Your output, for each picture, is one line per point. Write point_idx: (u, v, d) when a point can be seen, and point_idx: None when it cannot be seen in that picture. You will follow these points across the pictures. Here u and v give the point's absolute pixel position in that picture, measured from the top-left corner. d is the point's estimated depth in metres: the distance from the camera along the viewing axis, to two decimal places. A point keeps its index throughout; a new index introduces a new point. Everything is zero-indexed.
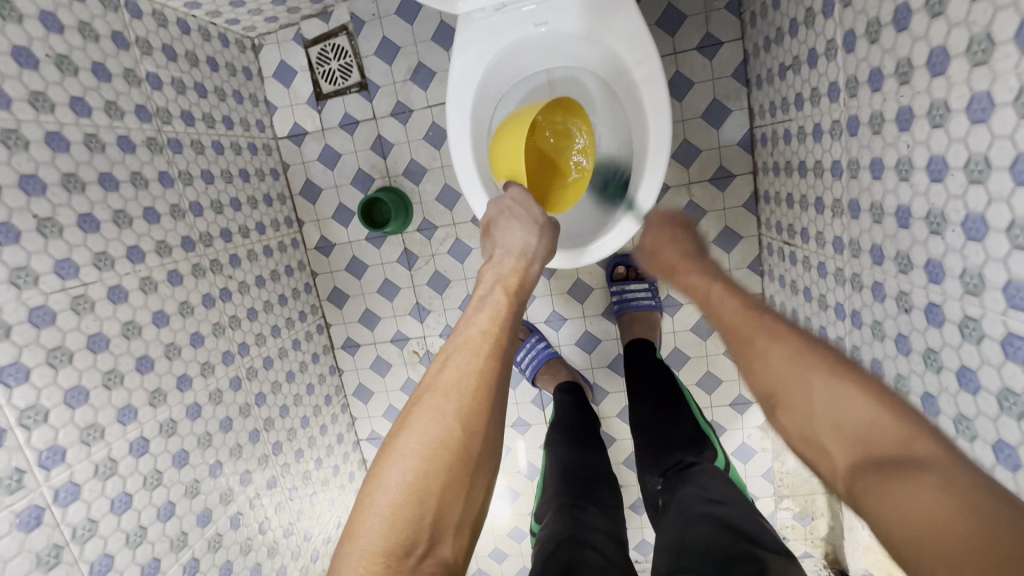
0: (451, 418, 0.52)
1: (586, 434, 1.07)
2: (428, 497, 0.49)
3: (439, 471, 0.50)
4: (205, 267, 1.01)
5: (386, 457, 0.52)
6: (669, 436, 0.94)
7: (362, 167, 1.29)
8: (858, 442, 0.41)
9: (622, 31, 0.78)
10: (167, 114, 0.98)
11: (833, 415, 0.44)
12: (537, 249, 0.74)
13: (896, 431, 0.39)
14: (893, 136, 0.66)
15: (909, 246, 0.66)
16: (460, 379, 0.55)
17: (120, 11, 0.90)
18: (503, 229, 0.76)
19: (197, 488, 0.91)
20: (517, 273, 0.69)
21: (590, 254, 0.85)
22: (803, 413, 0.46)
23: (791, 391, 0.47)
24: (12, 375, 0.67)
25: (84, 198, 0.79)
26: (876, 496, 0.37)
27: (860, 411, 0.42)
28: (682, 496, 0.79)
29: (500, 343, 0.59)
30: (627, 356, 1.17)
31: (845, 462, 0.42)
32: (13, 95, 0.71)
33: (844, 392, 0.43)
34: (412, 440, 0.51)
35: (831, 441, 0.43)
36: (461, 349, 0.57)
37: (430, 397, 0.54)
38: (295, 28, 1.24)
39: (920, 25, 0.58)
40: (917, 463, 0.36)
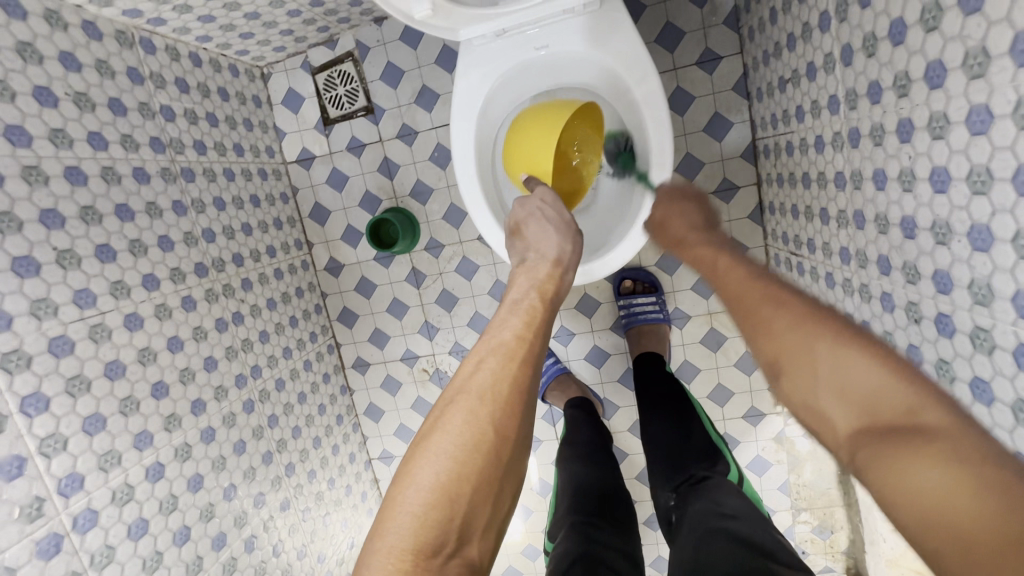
0: (485, 419, 0.53)
1: (596, 450, 1.06)
2: (459, 499, 0.49)
3: (473, 474, 0.50)
4: (218, 292, 1.03)
5: (418, 456, 0.52)
6: (679, 451, 0.94)
7: (370, 189, 1.31)
8: (860, 414, 0.40)
9: (624, 54, 0.79)
10: (180, 144, 1.01)
11: (833, 383, 0.42)
12: (573, 258, 0.74)
13: (903, 399, 0.38)
14: (894, 148, 0.66)
15: (916, 257, 0.66)
16: (495, 384, 0.55)
17: (134, 47, 0.94)
18: (534, 235, 0.77)
19: (212, 512, 0.92)
20: (553, 281, 0.69)
21: (599, 270, 0.86)
22: (804, 381, 0.44)
23: (791, 362, 0.45)
24: (32, 406, 0.69)
25: (101, 229, 0.82)
26: (884, 467, 0.36)
27: (866, 373, 0.41)
28: (695, 512, 0.78)
29: (533, 349, 0.59)
30: (636, 370, 1.17)
31: (849, 430, 0.41)
32: (34, 133, 0.74)
33: (847, 358, 0.42)
34: (446, 441, 0.52)
35: (831, 407, 0.42)
36: (495, 354, 0.57)
37: (464, 397, 0.54)
38: (302, 56, 1.28)
39: (915, 39, 0.58)
40: (925, 434, 0.35)
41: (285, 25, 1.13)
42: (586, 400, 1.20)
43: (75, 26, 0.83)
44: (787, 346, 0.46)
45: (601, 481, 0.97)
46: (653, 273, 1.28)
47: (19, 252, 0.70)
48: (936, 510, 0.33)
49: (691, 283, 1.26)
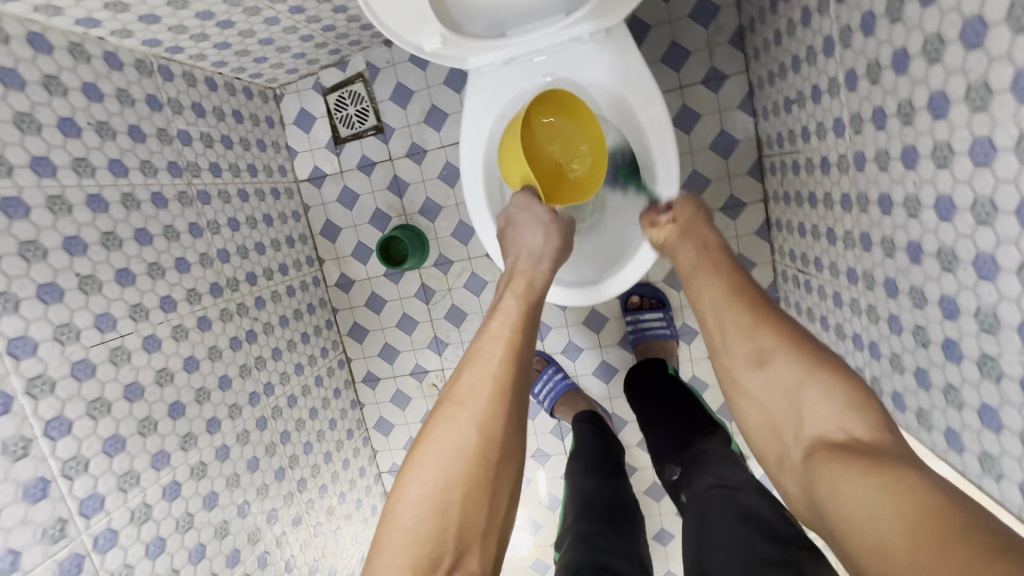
0: (467, 428, 0.58)
1: (597, 460, 1.07)
2: (450, 505, 0.55)
3: (461, 479, 0.56)
4: (232, 311, 1.05)
5: (408, 472, 0.57)
6: (684, 432, 0.96)
7: (380, 206, 1.33)
8: (829, 428, 0.54)
9: (636, 85, 0.81)
10: (196, 167, 1.03)
11: (812, 404, 0.56)
12: (546, 249, 0.79)
13: (872, 427, 0.52)
14: (899, 174, 0.67)
15: (923, 281, 0.66)
16: (473, 389, 0.61)
17: (153, 75, 0.97)
18: (512, 242, 0.80)
19: (226, 529, 0.94)
20: (525, 277, 0.75)
21: (608, 289, 0.87)
22: (790, 399, 0.58)
23: (783, 379, 0.59)
24: (56, 429, 0.71)
25: (121, 253, 0.84)
26: (836, 471, 0.49)
27: (850, 405, 0.54)
28: (699, 487, 0.80)
29: (512, 349, 0.65)
30: (631, 379, 1.18)
31: (817, 436, 0.55)
32: (58, 163, 0.77)
33: (830, 386, 0.55)
34: (432, 453, 0.57)
35: (812, 419, 0.56)
36: (474, 360, 0.64)
37: (447, 408, 0.60)
38: (314, 77, 1.30)
39: (918, 70, 0.59)
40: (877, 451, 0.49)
41: (298, 49, 1.16)
42: (593, 413, 1.21)
43: (97, 57, 0.86)
44: (783, 369, 0.59)
45: (600, 485, 0.99)
46: (660, 289, 1.29)
47: (44, 280, 0.72)
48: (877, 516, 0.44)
49: None
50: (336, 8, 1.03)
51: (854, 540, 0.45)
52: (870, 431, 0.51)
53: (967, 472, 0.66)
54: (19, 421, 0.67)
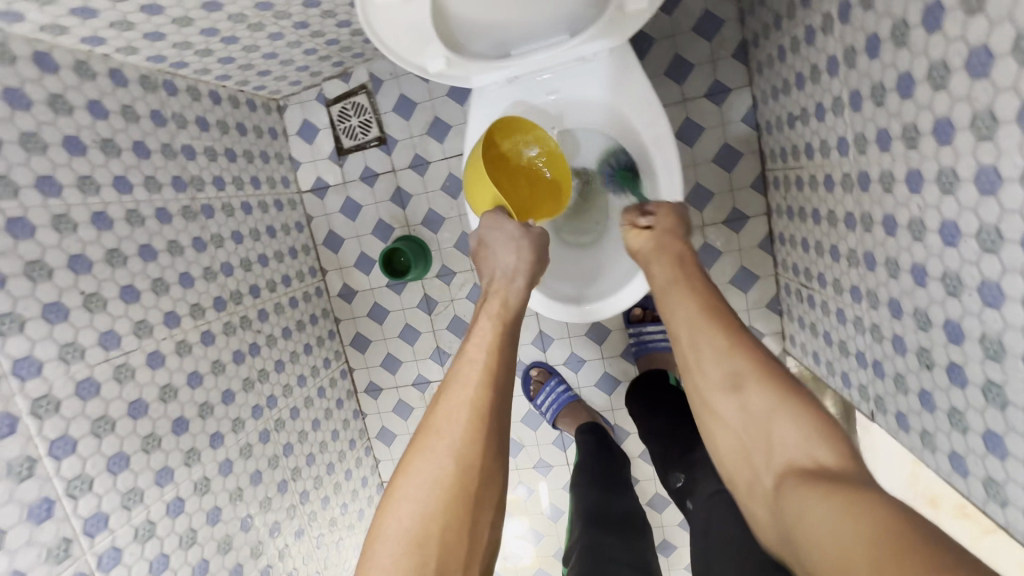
0: (445, 461, 0.60)
1: (597, 467, 1.08)
2: (430, 537, 0.56)
3: (439, 511, 0.57)
4: (236, 324, 1.05)
5: (388, 506, 0.59)
6: (685, 435, 0.98)
7: (383, 217, 1.33)
8: (798, 456, 0.53)
9: (639, 105, 0.81)
10: (200, 181, 1.03)
11: (782, 430, 0.56)
12: (519, 266, 0.79)
13: (839, 455, 0.51)
14: (904, 196, 0.67)
15: (928, 304, 0.66)
16: (450, 419, 0.62)
17: (158, 90, 0.97)
18: (487, 266, 0.81)
19: (229, 543, 0.94)
20: (500, 303, 0.76)
21: (597, 312, 0.89)
22: (762, 427, 0.58)
23: (754, 407, 0.59)
24: (60, 448, 0.71)
25: (126, 270, 0.84)
26: (804, 500, 0.48)
27: (818, 433, 0.54)
28: (704, 494, 0.84)
29: (489, 374, 0.66)
30: (634, 391, 1.17)
31: (786, 461, 0.54)
32: (64, 182, 0.77)
33: (802, 417, 0.56)
34: (411, 486, 0.59)
35: (783, 445, 0.55)
36: (450, 386, 0.65)
37: (424, 439, 0.61)
38: (317, 88, 1.31)
39: (924, 95, 0.59)
40: (845, 477, 0.48)
41: (302, 62, 1.16)
42: (596, 425, 1.21)
43: (103, 74, 0.86)
44: (755, 395, 0.59)
45: (604, 490, 1.01)
46: None
47: (49, 299, 0.73)
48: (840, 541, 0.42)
49: None
50: (340, 23, 1.04)
51: (818, 563, 0.44)
52: (840, 458, 0.51)
53: (971, 496, 0.65)
54: (25, 441, 0.67)
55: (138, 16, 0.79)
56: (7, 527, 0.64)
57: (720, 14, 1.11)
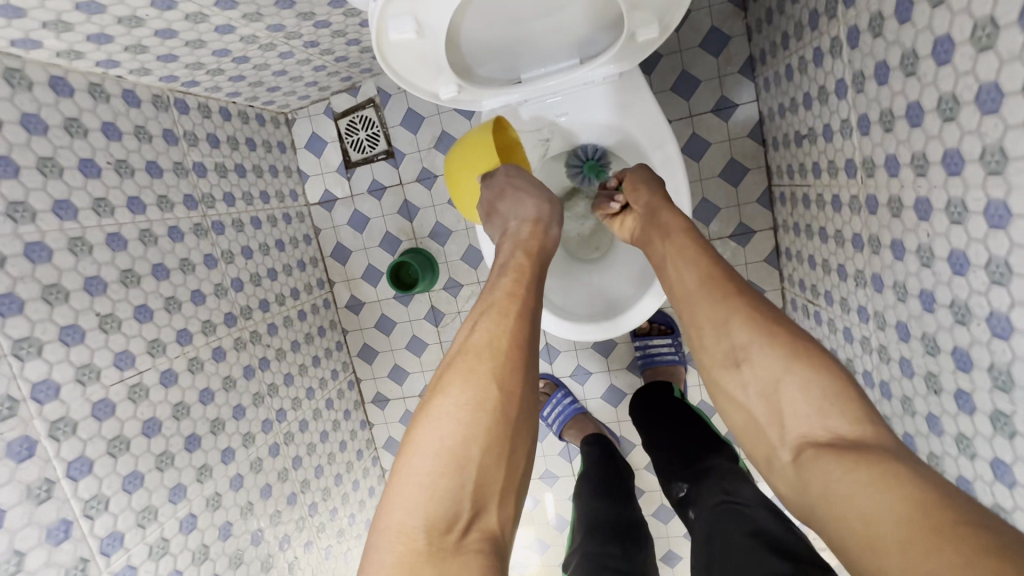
0: (485, 374, 0.55)
1: (597, 477, 1.08)
2: (469, 460, 0.51)
3: (481, 433, 0.52)
4: (246, 339, 1.06)
5: (421, 422, 0.54)
6: (692, 448, 0.98)
7: (390, 230, 1.34)
8: (813, 428, 0.53)
9: (647, 124, 0.81)
10: (211, 199, 1.04)
11: (793, 401, 0.55)
12: (551, 213, 0.76)
13: (853, 421, 0.51)
14: (912, 223, 0.67)
15: (935, 330, 0.66)
16: (490, 340, 0.58)
17: (170, 109, 0.98)
18: (509, 208, 0.75)
19: (240, 558, 0.95)
20: (536, 238, 0.72)
21: (626, 322, 0.88)
22: (773, 396, 0.56)
23: (762, 377, 0.57)
24: (77, 469, 0.72)
25: (139, 290, 0.85)
26: (830, 472, 0.48)
27: (831, 398, 0.53)
28: (709, 506, 0.82)
29: (524, 304, 0.62)
30: (637, 402, 1.18)
31: (801, 433, 0.54)
32: (79, 205, 0.78)
33: (811, 380, 0.54)
34: (448, 405, 0.54)
35: (801, 415, 0.54)
36: (487, 312, 0.61)
37: (465, 360, 0.56)
38: (326, 102, 1.31)
39: (933, 124, 0.60)
40: (866, 447, 0.48)
41: (311, 78, 1.17)
42: (603, 437, 1.21)
43: (116, 96, 0.87)
44: (764, 360, 0.57)
45: (608, 501, 1.01)
46: (669, 315, 1.29)
47: (65, 321, 0.73)
48: (870, 525, 0.42)
49: None
50: (350, 41, 1.04)
51: (851, 535, 0.44)
52: (857, 426, 0.50)
53: None
54: (43, 464, 0.68)
55: (152, 40, 0.80)
56: (27, 549, 0.65)
57: (727, 30, 1.11)
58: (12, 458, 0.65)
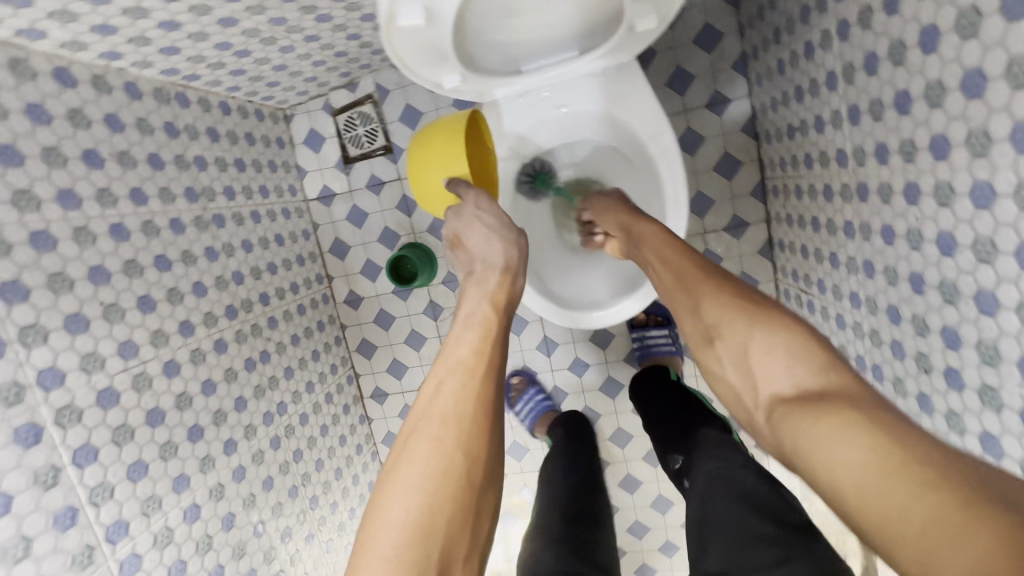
0: (450, 442, 0.57)
1: (580, 463, 1.10)
2: (434, 530, 0.52)
3: (444, 502, 0.53)
4: (247, 332, 1.07)
5: (388, 495, 0.54)
6: (687, 421, 1.00)
7: (389, 225, 1.35)
8: (781, 383, 0.55)
9: (644, 115, 0.83)
10: (212, 192, 1.05)
11: (761, 362, 0.58)
12: (519, 263, 0.78)
13: (816, 372, 0.53)
14: (902, 208, 0.70)
15: (925, 311, 0.69)
16: (455, 406, 0.59)
17: (171, 103, 0.98)
18: (480, 247, 0.78)
19: (243, 549, 0.95)
20: (503, 290, 0.74)
21: (589, 321, 0.91)
22: (745, 363, 0.60)
23: (735, 348, 0.61)
24: (83, 457, 0.72)
25: (142, 280, 0.86)
26: (794, 420, 0.50)
27: (793, 351, 0.56)
28: (702, 472, 0.83)
29: (489, 362, 0.64)
30: (634, 389, 1.20)
31: (770, 391, 0.56)
32: (83, 195, 0.78)
33: (780, 340, 0.57)
34: (414, 475, 0.55)
35: (767, 374, 0.57)
36: (452, 373, 0.62)
37: (428, 429, 0.58)
38: (324, 98, 1.32)
39: (920, 112, 0.62)
40: (828, 391, 0.51)
41: (310, 73, 1.18)
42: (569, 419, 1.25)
43: (119, 88, 0.87)
44: (733, 330, 0.62)
45: (589, 488, 1.02)
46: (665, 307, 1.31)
47: (70, 310, 0.74)
48: (834, 462, 0.44)
49: None
50: (350, 36, 1.05)
51: (817, 472, 0.45)
52: (821, 375, 0.53)
53: None
54: (49, 450, 0.68)
55: (156, 32, 0.81)
56: (34, 535, 0.65)
57: (719, 27, 1.14)
58: (19, 445, 0.65)
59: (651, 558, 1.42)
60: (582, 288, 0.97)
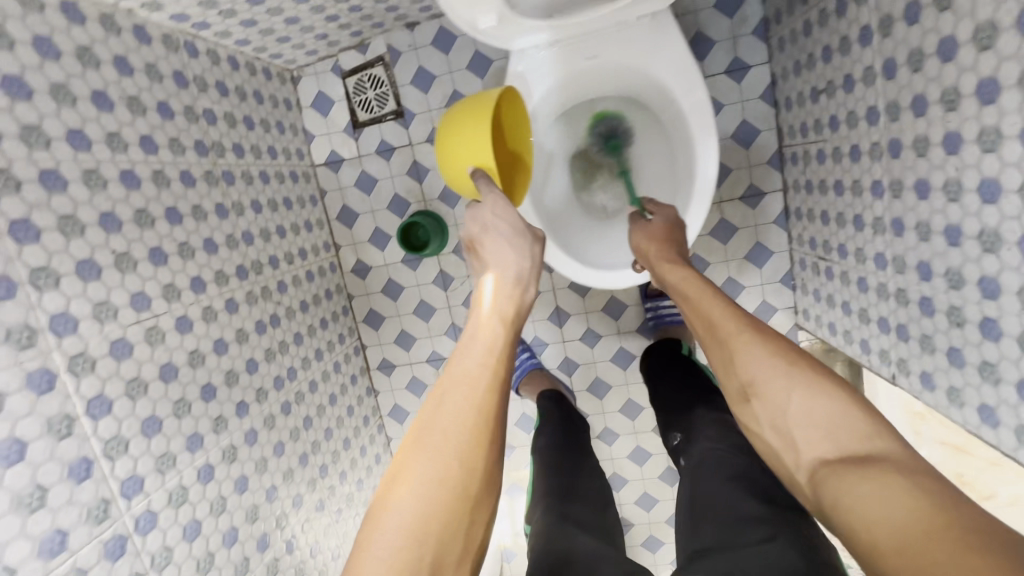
0: (450, 456, 0.50)
1: (571, 438, 1.09)
2: (429, 535, 0.47)
3: (441, 511, 0.48)
4: (257, 295, 1.03)
5: (385, 500, 0.49)
6: (689, 397, 1.00)
7: (399, 192, 1.32)
8: (824, 447, 0.52)
9: (676, 68, 0.81)
10: (221, 148, 1.01)
11: (802, 421, 0.54)
12: (529, 274, 0.65)
13: (863, 437, 0.50)
14: (939, 159, 0.69)
15: (960, 263, 0.69)
16: (458, 418, 0.52)
17: (180, 51, 0.94)
18: (492, 250, 0.67)
19: (257, 513, 0.93)
20: (513, 306, 0.61)
21: (620, 279, 0.90)
22: (782, 422, 0.56)
23: (770, 404, 0.57)
24: (97, 408, 0.69)
25: (154, 232, 0.82)
26: (842, 492, 0.47)
27: (834, 413, 0.52)
28: (700, 451, 0.83)
29: (498, 377, 0.54)
30: (647, 358, 1.19)
31: (811, 453, 0.53)
32: (93, 137, 0.75)
33: (820, 396, 0.54)
34: (412, 486, 0.49)
35: (806, 434, 0.54)
36: (456, 387, 0.53)
37: (424, 439, 0.51)
38: (333, 59, 1.28)
39: (967, 57, 0.61)
40: (877, 457, 0.47)
41: (321, 30, 1.14)
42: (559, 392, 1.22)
43: (127, 30, 0.83)
44: (767, 382, 0.57)
45: (582, 460, 1.02)
46: None
47: (82, 256, 0.70)
48: (896, 536, 0.40)
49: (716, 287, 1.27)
50: None
51: (871, 548, 0.42)
52: (866, 441, 0.49)
53: (1001, 446, 0.68)
54: (63, 399, 0.65)
55: None
56: (49, 485, 0.62)
57: None
58: (32, 390, 0.62)
59: (658, 529, 1.43)
60: (601, 248, 0.96)
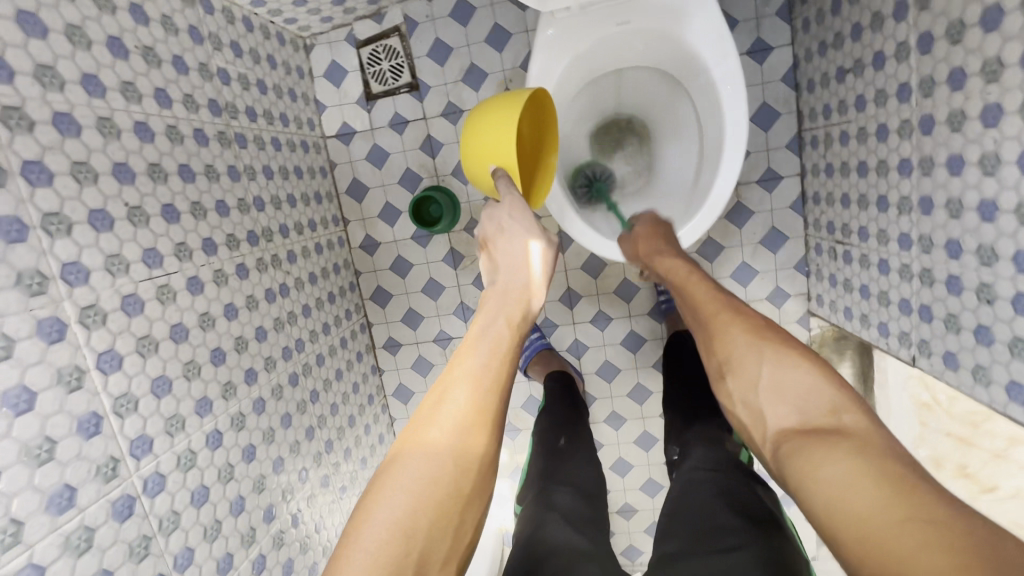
0: (447, 448, 0.48)
1: (575, 425, 1.04)
2: (418, 530, 0.44)
3: (434, 503, 0.45)
4: (267, 262, 1.01)
5: (378, 491, 0.46)
6: (692, 408, 0.98)
7: (411, 166, 1.30)
8: (792, 421, 0.50)
9: (708, 37, 0.80)
10: (234, 109, 0.98)
11: (773, 397, 0.52)
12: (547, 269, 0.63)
13: (833, 412, 0.48)
14: (975, 133, 0.68)
15: (994, 238, 0.68)
16: (462, 412, 0.49)
17: (195, 6, 0.91)
18: (509, 248, 0.65)
19: (263, 484, 0.90)
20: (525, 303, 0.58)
21: None
22: (755, 398, 0.54)
23: (744, 381, 0.55)
24: (107, 362, 0.66)
25: (166, 188, 0.79)
26: (804, 467, 0.45)
27: (805, 390, 0.51)
28: (693, 464, 0.81)
29: (507, 371, 0.53)
30: (670, 346, 1.19)
31: (778, 427, 0.51)
32: (107, 85, 0.71)
33: (793, 371, 0.52)
34: (406, 479, 0.46)
35: (777, 410, 0.52)
36: (465, 382, 0.51)
37: (424, 429, 0.49)
38: (348, 28, 1.26)
39: (1013, 25, 0.60)
40: (844, 432, 0.45)
41: None
42: (565, 373, 1.21)
43: None
44: (743, 361, 0.56)
45: (581, 443, 0.99)
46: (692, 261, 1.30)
47: (95, 205, 0.67)
48: (860, 522, 0.38)
49: (730, 271, 1.26)
50: None
51: (836, 531, 0.40)
52: (834, 416, 0.48)
53: None
54: (73, 350, 0.62)
55: None
56: (58, 438, 0.60)
57: None
58: (42, 338, 0.59)
59: None
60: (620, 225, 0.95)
